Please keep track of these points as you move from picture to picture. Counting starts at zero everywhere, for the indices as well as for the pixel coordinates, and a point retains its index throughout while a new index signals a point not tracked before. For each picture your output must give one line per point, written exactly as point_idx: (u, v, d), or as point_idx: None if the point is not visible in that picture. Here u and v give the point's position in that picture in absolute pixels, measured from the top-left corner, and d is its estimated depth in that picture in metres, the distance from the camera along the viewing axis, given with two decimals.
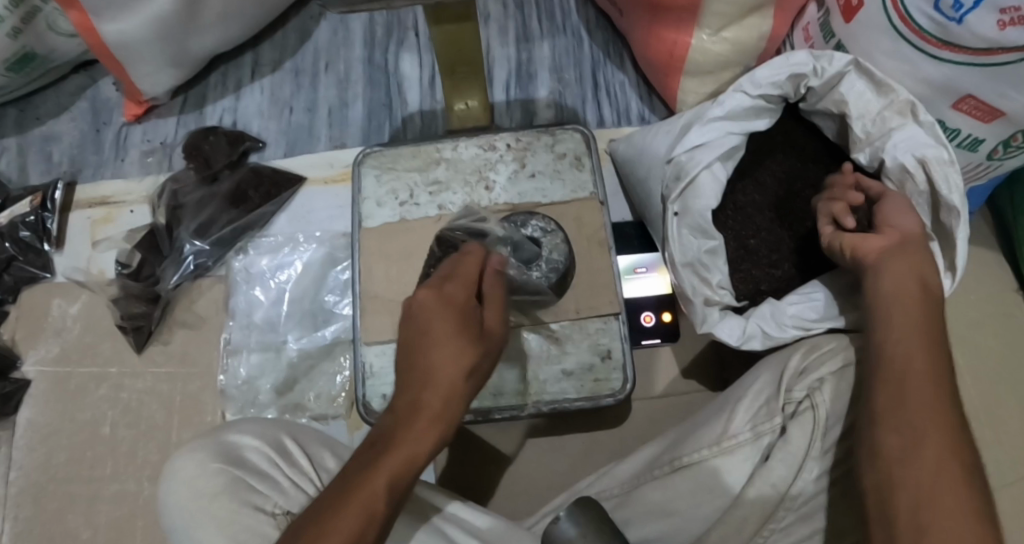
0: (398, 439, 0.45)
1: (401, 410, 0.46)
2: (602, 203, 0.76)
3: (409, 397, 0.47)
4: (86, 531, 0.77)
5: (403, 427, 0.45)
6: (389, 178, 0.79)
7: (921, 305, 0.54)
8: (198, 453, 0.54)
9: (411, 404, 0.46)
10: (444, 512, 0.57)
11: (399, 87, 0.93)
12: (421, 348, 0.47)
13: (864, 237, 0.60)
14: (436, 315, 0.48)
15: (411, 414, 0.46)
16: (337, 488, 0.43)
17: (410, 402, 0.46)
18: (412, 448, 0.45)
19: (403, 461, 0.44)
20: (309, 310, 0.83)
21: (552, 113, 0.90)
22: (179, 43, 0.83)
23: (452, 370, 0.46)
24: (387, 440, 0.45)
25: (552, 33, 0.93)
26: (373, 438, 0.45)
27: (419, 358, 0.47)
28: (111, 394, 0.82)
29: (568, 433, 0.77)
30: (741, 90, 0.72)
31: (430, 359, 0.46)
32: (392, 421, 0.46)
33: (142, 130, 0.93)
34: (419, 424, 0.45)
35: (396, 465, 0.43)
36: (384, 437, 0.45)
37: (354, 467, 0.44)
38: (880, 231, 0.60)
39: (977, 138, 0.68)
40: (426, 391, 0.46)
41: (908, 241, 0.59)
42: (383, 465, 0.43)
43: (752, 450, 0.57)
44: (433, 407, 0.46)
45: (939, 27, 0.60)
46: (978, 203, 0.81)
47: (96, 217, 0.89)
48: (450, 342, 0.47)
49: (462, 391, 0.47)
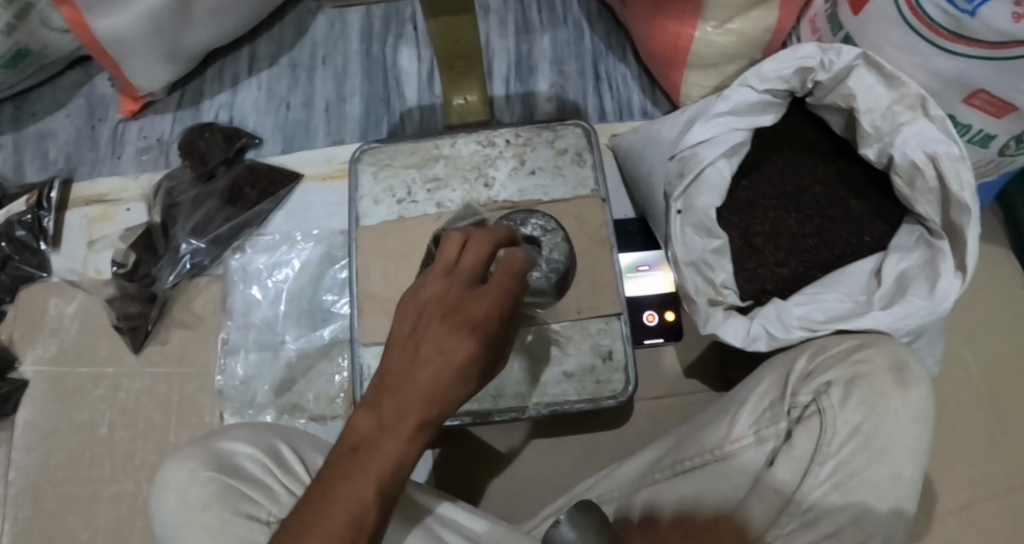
0: (380, 447, 0.42)
1: (385, 414, 0.42)
2: (603, 201, 0.74)
3: (396, 405, 0.42)
4: (85, 532, 0.77)
5: (388, 435, 0.42)
6: (386, 175, 0.77)
7: None
8: (188, 461, 0.53)
9: (397, 414, 0.42)
10: (438, 514, 0.56)
11: (397, 81, 0.91)
12: (423, 360, 0.42)
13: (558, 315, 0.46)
14: (449, 331, 0.43)
15: (396, 425, 0.42)
16: (318, 493, 0.42)
17: (396, 412, 0.42)
18: (398, 460, 0.42)
19: (388, 470, 0.42)
20: (307, 309, 0.82)
21: (553, 107, 0.88)
22: (173, 38, 0.82)
23: (455, 392, 0.43)
24: (368, 447, 0.42)
25: (553, 25, 0.91)
26: (353, 440, 0.42)
27: (417, 371, 0.42)
28: (108, 394, 0.82)
29: (569, 435, 0.76)
30: (747, 84, 0.70)
31: (432, 376, 0.42)
32: (374, 424, 0.42)
33: (138, 126, 0.92)
34: (405, 431, 0.42)
35: (381, 474, 0.42)
36: (367, 439, 0.42)
37: (335, 470, 0.42)
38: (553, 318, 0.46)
39: (989, 134, 0.66)
40: (416, 405, 0.42)
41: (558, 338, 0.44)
42: (368, 473, 0.41)
43: (756, 454, 0.57)
44: (421, 421, 0.42)
45: (952, 20, 0.58)
46: (988, 199, 0.79)
47: (92, 215, 0.88)
48: (457, 361, 0.42)
49: (454, 405, 0.43)
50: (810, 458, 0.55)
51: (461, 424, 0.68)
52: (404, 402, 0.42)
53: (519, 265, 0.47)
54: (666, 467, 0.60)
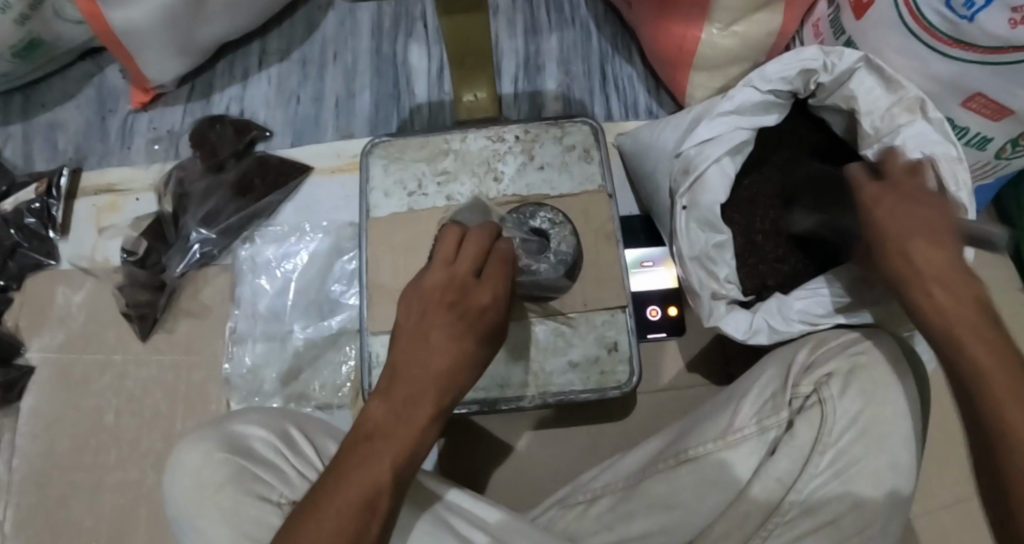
0: (398, 433, 0.44)
1: (399, 401, 0.44)
2: (610, 196, 0.75)
3: (409, 393, 0.45)
4: (90, 519, 0.77)
5: (404, 421, 0.44)
6: (395, 168, 0.78)
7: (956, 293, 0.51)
8: (204, 443, 0.54)
9: (411, 399, 0.44)
10: (444, 501, 0.57)
11: (407, 78, 0.93)
12: (433, 347, 0.45)
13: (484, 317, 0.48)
14: (454, 320, 0.46)
15: (410, 410, 0.44)
16: (332, 479, 0.42)
17: (410, 399, 0.44)
18: (411, 446, 0.44)
19: (403, 454, 0.43)
20: (315, 299, 0.83)
21: (560, 106, 0.90)
22: (186, 30, 0.83)
23: (461, 378, 0.46)
24: (384, 434, 0.43)
25: (560, 26, 0.93)
26: (368, 428, 0.44)
27: (429, 357, 0.45)
28: (115, 382, 0.82)
29: (572, 427, 0.77)
30: (751, 85, 0.71)
31: (444, 360, 0.45)
32: (389, 411, 0.44)
33: (148, 118, 0.93)
34: (420, 418, 0.44)
35: (397, 461, 0.43)
36: (382, 425, 0.44)
37: (351, 456, 0.43)
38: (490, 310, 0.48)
39: (986, 137, 0.68)
40: (430, 390, 0.45)
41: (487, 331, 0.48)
42: (385, 459, 0.43)
43: (758, 443, 0.58)
44: (435, 407, 0.45)
45: (950, 26, 0.60)
46: (985, 202, 0.81)
47: (102, 205, 0.89)
48: (463, 347, 0.46)
49: (462, 392, 0.47)
50: (810, 448, 0.56)
51: (467, 412, 0.70)
52: (419, 389, 0.45)
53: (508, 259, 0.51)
54: (669, 457, 0.60)
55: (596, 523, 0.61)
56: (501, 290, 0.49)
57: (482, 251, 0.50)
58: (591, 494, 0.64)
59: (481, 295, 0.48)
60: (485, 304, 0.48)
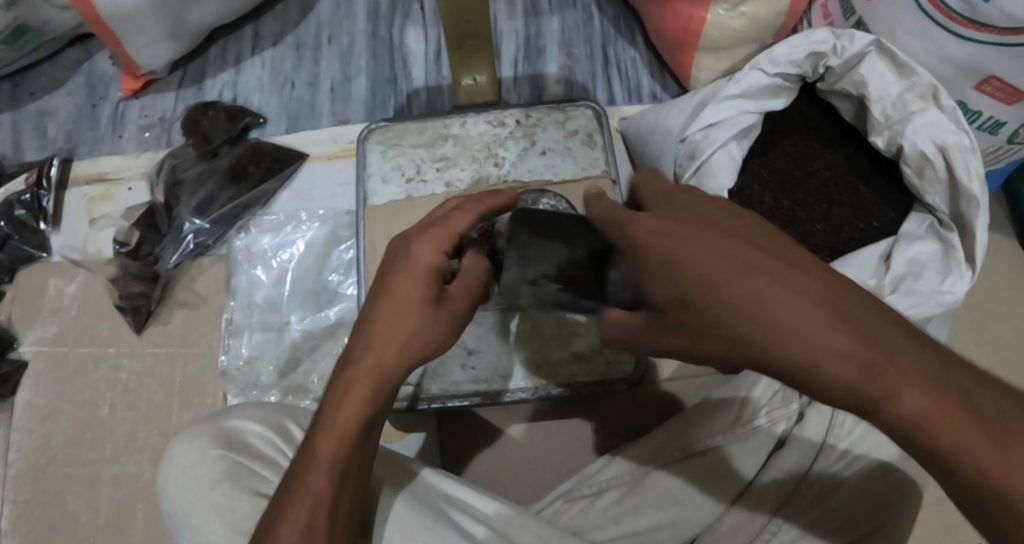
0: (335, 412, 0.43)
1: (340, 381, 0.44)
2: (614, 183, 0.74)
3: (347, 369, 0.44)
4: (87, 514, 0.76)
5: (336, 401, 0.43)
6: (394, 154, 0.77)
7: (831, 334, 0.30)
8: (198, 439, 0.52)
9: (349, 376, 0.44)
10: (420, 479, 0.54)
11: (404, 62, 0.90)
12: (366, 317, 0.45)
13: (408, 268, 0.45)
14: (386, 282, 0.46)
15: (348, 382, 0.44)
16: (295, 474, 0.43)
17: (346, 374, 0.44)
18: (342, 424, 0.43)
19: (336, 436, 0.43)
20: (313, 289, 0.82)
21: (561, 89, 0.87)
22: (177, 14, 0.81)
23: (394, 333, 0.44)
24: (326, 417, 0.43)
25: (562, 7, 0.91)
26: (315, 413, 0.45)
27: (367, 327, 0.45)
28: (110, 375, 0.81)
29: (575, 417, 0.75)
30: (759, 68, 0.69)
31: (373, 323, 0.45)
32: (331, 392, 0.44)
33: (139, 105, 0.91)
34: (358, 393, 0.43)
35: (332, 439, 0.43)
36: (328, 404, 0.44)
37: (303, 443, 0.44)
38: (427, 257, 0.46)
39: (999, 121, 0.67)
40: (367, 361, 0.44)
41: (424, 284, 0.45)
42: (320, 441, 0.43)
43: (765, 437, 0.57)
44: (369, 380, 0.44)
45: (965, 6, 0.58)
46: (996, 186, 0.80)
47: (93, 195, 0.87)
48: (397, 303, 0.45)
49: (413, 357, 0.45)
50: (822, 442, 0.55)
51: (470, 405, 0.70)
52: (354, 363, 0.44)
53: (474, 205, 0.50)
54: (675, 449, 0.59)
55: (600, 517, 0.57)
56: (453, 236, 0.47)
57: (445, 209, 0.51)
58: (597, 487, 0.59)
59: (418, 245, 0.46)
60: (426, 255, 0.46)
